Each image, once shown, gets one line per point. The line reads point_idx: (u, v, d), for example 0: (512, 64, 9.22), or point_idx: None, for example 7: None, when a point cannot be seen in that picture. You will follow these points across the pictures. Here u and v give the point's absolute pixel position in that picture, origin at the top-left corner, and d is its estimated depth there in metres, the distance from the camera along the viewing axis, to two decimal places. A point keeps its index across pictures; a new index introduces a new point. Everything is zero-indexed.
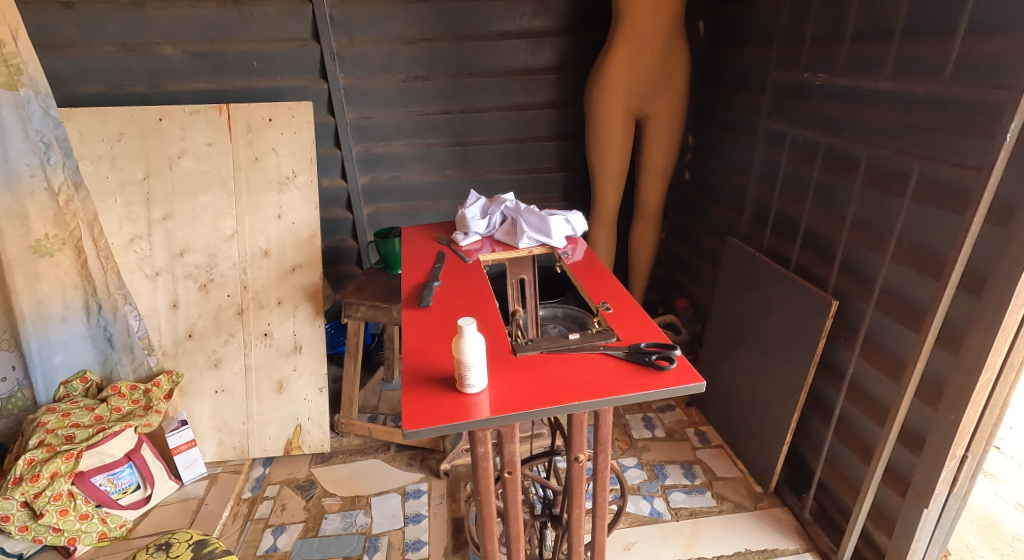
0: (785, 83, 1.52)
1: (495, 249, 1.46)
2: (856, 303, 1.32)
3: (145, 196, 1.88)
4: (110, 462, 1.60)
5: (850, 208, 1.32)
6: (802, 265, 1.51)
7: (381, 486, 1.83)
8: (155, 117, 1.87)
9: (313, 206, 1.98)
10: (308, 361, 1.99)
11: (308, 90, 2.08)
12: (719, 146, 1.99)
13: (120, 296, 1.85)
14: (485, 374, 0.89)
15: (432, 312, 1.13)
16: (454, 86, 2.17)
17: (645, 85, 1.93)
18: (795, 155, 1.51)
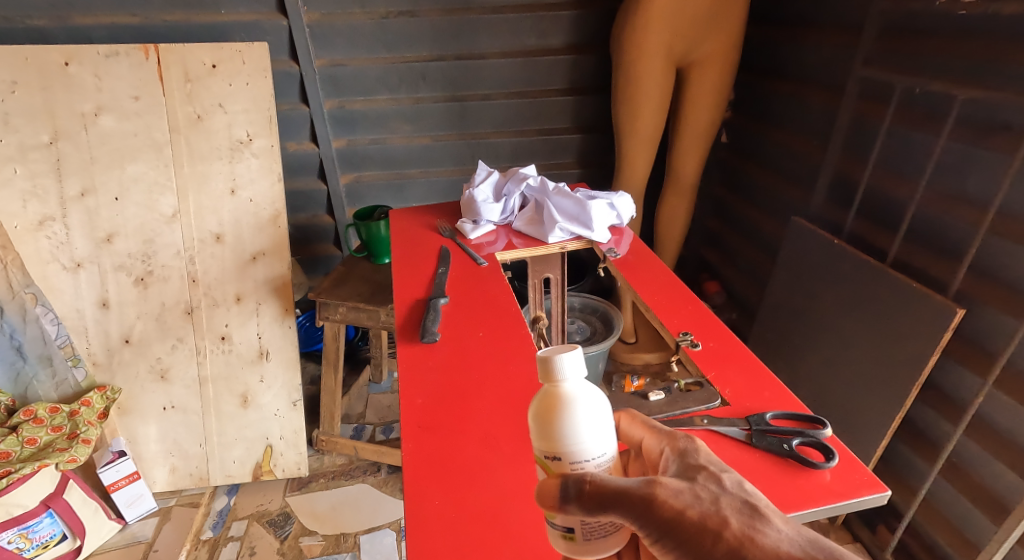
0: (897, 18, 1.15)
1: (514, 243, 1.10)
2: (994, 315, 1.00)
3: (53, 164, 1.46)
4: (22, 515, 1.27)
5: (999, 188, 0.96)
6: (904, 260, 1.18)
7: (370, 522, 1.52)
8: (58, 61, 1.43)
9: (276, 179, 1.58)
10: (278, 371, 1.64)
11: (263, 27, 1.64)
12: (776, 101, 1.62)
13: (28, 296, 1.47)
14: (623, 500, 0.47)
15: (441, 352, 0.78)
16: (447, 25, 1.74)
17: (693, 25, 1.53)
18: (902, 117, 1.15)
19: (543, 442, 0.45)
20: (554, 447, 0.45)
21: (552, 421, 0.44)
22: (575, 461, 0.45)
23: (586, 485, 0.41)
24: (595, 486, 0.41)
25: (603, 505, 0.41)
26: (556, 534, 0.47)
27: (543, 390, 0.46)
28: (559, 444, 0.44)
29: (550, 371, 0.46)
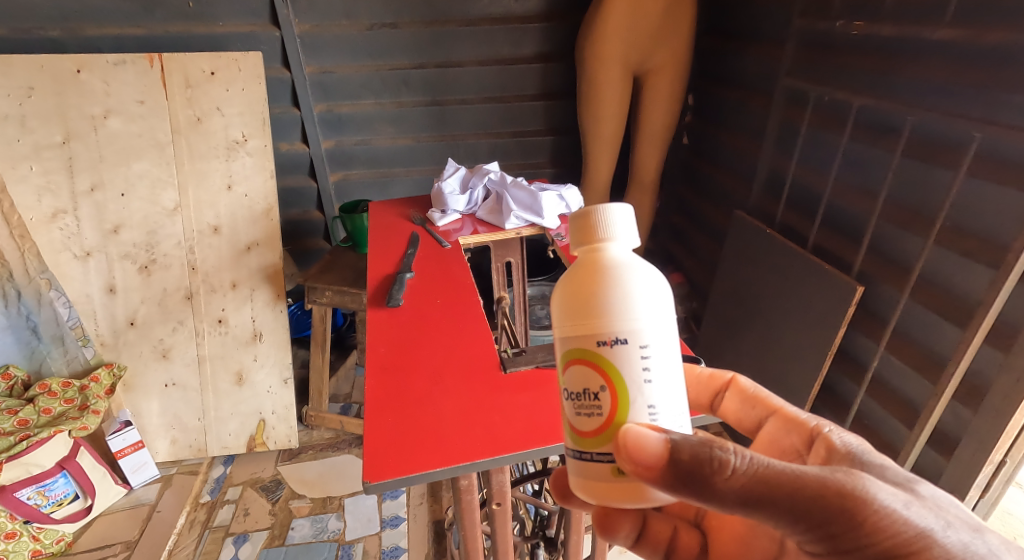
0: (810, 34, 1.31)
1: (477, 229, 1.26)
2: (884, 289, 1.16)
3: (65, 162, 1.61)
4: (40, 474, 1.42)
5: (885, 181, 1.12)
6: (820, 246, 1.34)
7: (354, 486, 1.68)
8: (70, 68, 1.58)
9: (269, 176, 1.74)
10: (270, 351, 1.80)
11: (256, 37, 1.80)
12: (723, 105, 1.78)
13: (43, 281, 1.62)
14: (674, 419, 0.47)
15: (403, 314, 0.94)
16: (426, 36, 1.90)
17: (646, 37, 1.70)
18: (816, 120, 1.32)
19: (590, 316, 0.45)
20: (603, 318, 0.45)
21: (599, 286, 0.45)
22: (626, 336, 0.44)
23: (734, 483, 0.40)
24: (741, 486, 0.40)
25: (755, 511, 0.41)
26: (604, 467, 0.46)
27: (586, 260, 0.48)
28: (607, 315, 0.44)
29: (594, 237, 0.49)
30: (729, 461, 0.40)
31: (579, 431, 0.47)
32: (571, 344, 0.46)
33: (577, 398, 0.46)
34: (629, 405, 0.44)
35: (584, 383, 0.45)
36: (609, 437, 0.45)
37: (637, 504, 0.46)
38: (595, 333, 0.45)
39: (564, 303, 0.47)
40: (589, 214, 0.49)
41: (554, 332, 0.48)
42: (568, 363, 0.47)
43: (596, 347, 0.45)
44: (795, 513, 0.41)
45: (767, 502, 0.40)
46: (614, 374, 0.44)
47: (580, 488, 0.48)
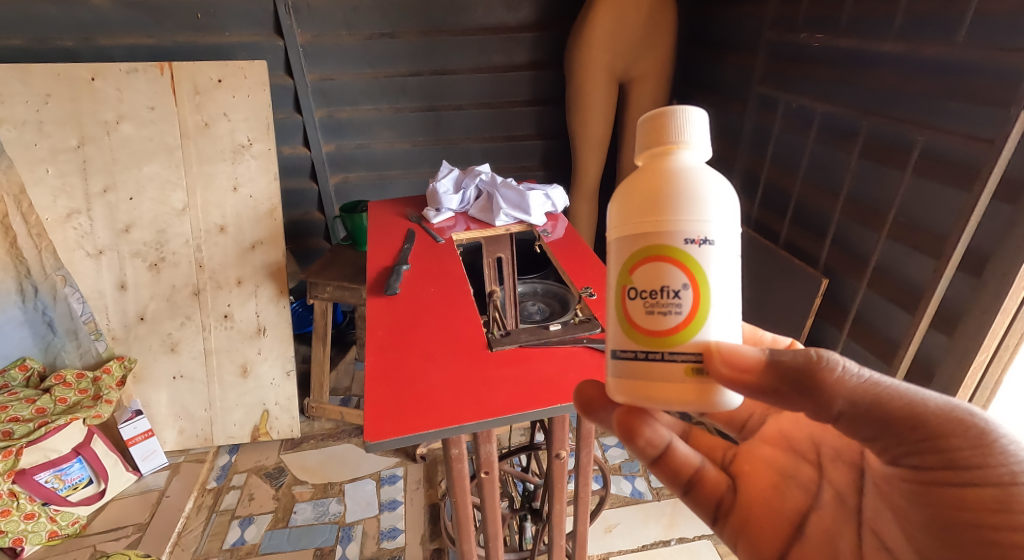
0: (779, 45, 1.41)
1: (469, 227, 1.35)
2: (846, 281, 1.26)
3: (80, 165, 1.69)
4: (57, 458, 1.50)
5: (845, 181, 1.22)
6: (791, 242, 1.43)
7: (354, 472, 1.76)
8: (85, 76, 1.65)
9: (272, 178, 1.83)
10: (273, 344, 1.89)
11: (261, 47, 1.89)
12: (704, 111, 1.87)
13: (58, 277, 1.70)
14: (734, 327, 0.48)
15: (400, 301, 1.03)
16: (422, 45, 2.00)
17: (630, 46, 1.79)
18: (786, 124, 1.41)
19: (678, 211, 0.45)
20: (693, 215, 0.45)
21: (685, 184, 0.46)
22: (712, 237, 0.45)
23: (836, 391, 0.45)
24: (843, 394, 0.45)
25: (853, 419, 0.46)
26: (678, 367, 0.46)
27: (664, 159, 0.48)
28: (697, 213, 0.45)
29: (672, 138, 0.49)
30: (834, 370, 0.45)
31: (648, 329, 0.46)
32: (653, 239, 0.46)
33: (651, 295, 0.46)
34: (707, 306, 0.46)
35: (663, 279, 0.45)
36: (686, 336, 0.46)
37: (704, 409, 0.47)
38: (683, 230, 0.45)
39: (648, 197, 0.46)
40: (668, 114, 0.49)
41: (628, 227, 0.47)
42: (643, 258, 0.46)
43: (683, 243, 0.45)
44: (890, 421, 0.46)
45: (868, 409, 0.45)
46: (697, 272, 0.45)
47: (640, 390, 0.47)
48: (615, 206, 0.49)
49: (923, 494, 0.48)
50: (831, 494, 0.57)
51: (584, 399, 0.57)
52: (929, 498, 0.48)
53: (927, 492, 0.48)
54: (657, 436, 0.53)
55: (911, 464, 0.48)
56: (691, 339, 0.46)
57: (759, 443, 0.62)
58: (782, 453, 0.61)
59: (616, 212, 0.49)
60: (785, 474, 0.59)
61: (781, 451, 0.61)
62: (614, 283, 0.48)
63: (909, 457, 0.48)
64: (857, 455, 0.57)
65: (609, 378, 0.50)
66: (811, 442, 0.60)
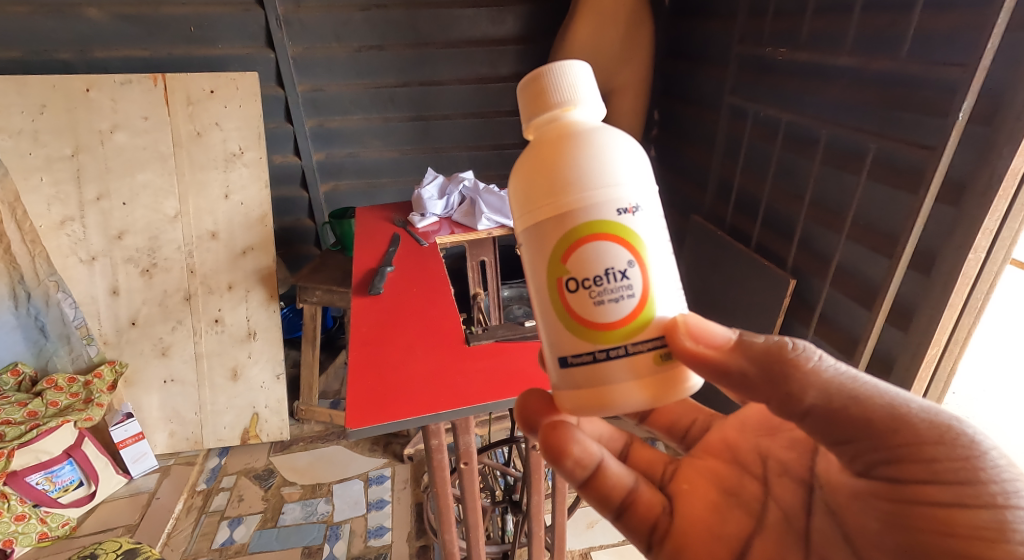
0: (749, 58, 1.49)
1: (453, 230, 1.40)
2: (813, 281, 1.32)
3: (74, 173, 1.73)
4: (47, 460, 1.53)
5: (809, 186, 1.29)
6: (762, 244, 1.50)
7: (343, 473, 1.80)
8: (81, 88, 1.71)
9: (263, 186, 1.88)
10: (263, 348, 1.93)
11: (253, 59, 1.95)
12: (681, 121, 1.94)
13: (51, 283, 1.73)
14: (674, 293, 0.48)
15: (383, 301, 1.08)
16: (411, 56, 2.06)
17: (611, 58, 1.86)
18: (756, 132, 1.48)
19: (598, 182, 0.44)
20: (612, 183, 0.44)
21: (593, 150, 0.44)
22: (637, 201, 0.44)
23: (808, 381, 0.45)
24: (815, 384, 0.45)
25: (824, 416, 0.45)
26: (648, 356, 0.45)
27: (560, 127, 0.47)
28: (615, 181, 0.44)
29: (560, 102, 0.47)
30: (804, 358, 0.45)
31: (600, 323, 0.44)
32: (581, 220, 0.43)
33: (596, 283, 0.44)
34: (652, 278, 0.45)
35: (604, 259, 0.44)
36: (644, 319, 0.45)
37: (673, 396, 0.46)
38: (611, 202, 0.44)
39: (558, 176, 0.44)
40: (546, 76, 0.47)
41: (544, 213, 0.44)
42: (575, 243, 0.44)
43: (614, 216, 0.44)
44: (867, 423, 0.45)
45: (841, 405, 0.45)
46: (635, 242, 0.44)
47: (600, 395, 0.45)
48: (522, 192, 0.46)
49: (898, 512, 0.46)
50: (778, 514, 0.54)
51: (529, 417, 0.56)
52: (907, 518, 0.45)
53: (901, 510, 0.45)
54: (586, 452, 0.52)
55: (885, 476, 0.46)
56: (649, 322, 0.45)
57: (702, 456, 0.60)
58: (726, 465, 0.58)
59: (525, 199, 0.46)
60: (728, 490, 0.56)
61: (724, 464, 0.58)
62: (545, 278, 0.46)
63: (884, 467, 0.46)
64: (806, 472, 0.55)
65: (561, 391, 0.47)
66: (757, 455, 0.58)
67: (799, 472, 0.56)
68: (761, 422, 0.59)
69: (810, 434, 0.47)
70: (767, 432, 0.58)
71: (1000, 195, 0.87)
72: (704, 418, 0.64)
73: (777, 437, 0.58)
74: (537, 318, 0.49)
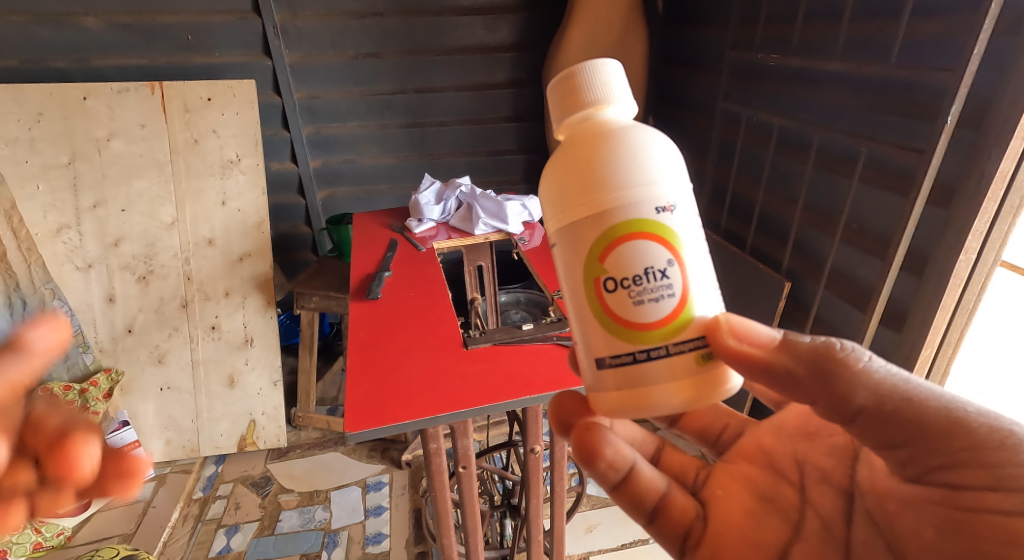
0: (741, 64, 1.51)
1: (451, 236, 1.41)
2: (808, 284, 1.34)
3: (71, 181, 1.73)
4: None
5: (802, 189, 1.31)
6: (757, 247, 1.51)
7: (340, 480, 1.79)
8: (78, 95, 1.71)
9: (260, 192, 1.88)
10: (260, 354, 1.92)
11: (251, 66, 1.96)
12: (675, 127, 1.96)
13: (47, 291, 1.71)
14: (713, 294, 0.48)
15: (381, 305, 1.09)
16: (407, 64, 2.07)
17: (606, 64, 1.88)
18: (749, 137, 1.50)
19: (636, 180, 0.44)
20: (651, 182, 0.44)
21: (631, 148, 0.45)
22: (675, 201, 0.45)
23: (860, 381, 0.46)
24: (865, 385, 0.46)
25: (875, 417, 0.46)
26: (689, 357, 0.45)
27: (594, 125, 0.47)
28: (654, 179, 0.44)
29: (593, 99, 0.48)
30: (854, 359, 0.46)
31: (639, 324, 0.44)
32: (619, 218, 0.44)
33: (635, 282, 0.44)
34: (690, 277, 0.45)
35: (643, 258, 0.44)
36: (684, 319, 0.45)
37: (714, 398, 0.46)
38: (649, 200, 0.44)
39: (595, 175, 0.44)
40: (579, 73, 0.48)
41: (581, 211, 0.45)
42: (613, 242, 0.44)
43: (653, 214, 0.44)
44: (922, 425, 0.46)
45: (895, 406, 0.46)
46: (673, 240, 0.44)
47: (641, 396, 0.45)
48: (557, 191, 0.46)
49: (959, 520, 0.46)
50: (816, 523, 0.55)
51: (563, 420, 0.56)
52: (963, 524, 0.46)
53: (960, 517, 0.46)
54: (619, 455, 0.54)
55: (942, 480, 0.47)
56: (690, 322, 0.45)
57: (736, 462, 0.61)
58: (760, 470, 0.60)
59: (560, 198, 0.46)
60: (764, 496, 0.58)
61: (759, 470, 0.60)
62: (582, 277, 0.46)
63: (940, 471, 0.47)
64: (846, 480, 0.56)
65: (599, 392, 0.47)
66: (794, 461, 0.59)
67: (841, 479, 0.56)
68: (798, 427, 0.60)
69: (860, 436, 0.48)
70: (806, 438, 0.60)
71: (988, 198, 0.89)
72: (737, 423, 0.66)
73: (815, 443, 0.59)
74: (571, 318, 0.49)
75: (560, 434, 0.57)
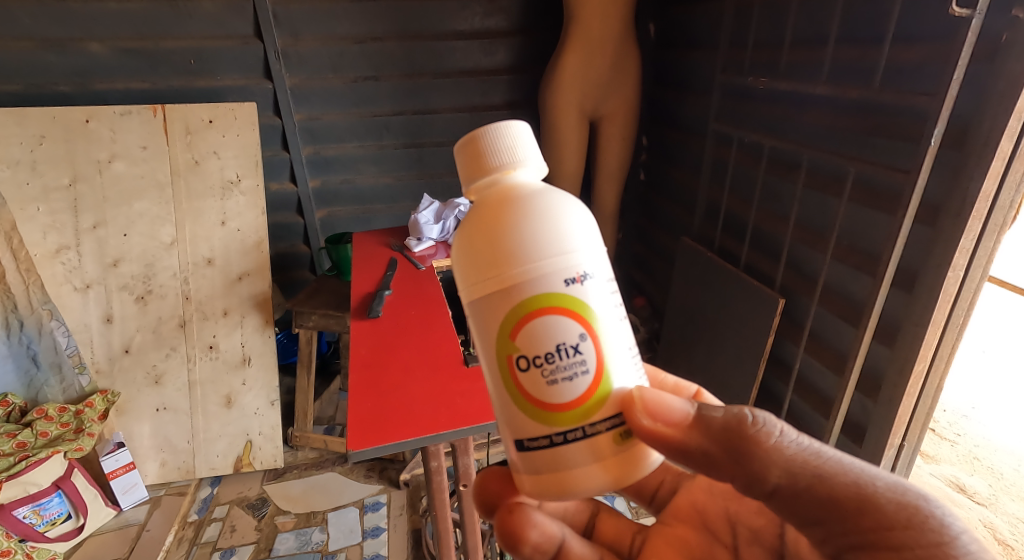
0: (731, 86, 1.55)
1: (449, 255, 1.43)
2: (801, 300, 1.36)
3: (71, 203, 1.74)
4: (36, 492, 1.50)
5: (793, 208, 1.34)
6: (751, 264, 1.53)
7: (337, 501, 1.78)
8: (81, 118, 1.73)
9: (260, 212, 1.90)
10: (258, 374, 1.92)
11: (251, 89, 1.99)
12: (668, 147, 2.00)
13: (44, 312, 1.72)
14: (630, 362, 0.49)
15: (382, 323, 1.10)
16: (406, 86, 2.11)
17: (600, 87, 1.92)
18: (741, 156, 1.54)
19: (544, 253, 0.44)
20: (562, 253, 0.45)
21: (538, 221, 0.45)
22: (586, 270, 0.45)
23: (771, 459, 0.48)
24: (778, 462, 0.48)
25: (787, 493, 0.48)
26: (607, 437, 0.46)
27: (504, 192, 0.47)
28: (564, 249, 0.45)
29: (500, 166, 0.48)
30: (765, 434, 0.48)
31: (555, 404, 0.45)
32: (527, 293, 0.44)
33: (548, 360, 0.44)
34: (605, 349, 0.46)
35: (555, 334, 0.44)
36: (600, 395, 0.45)
37: (634, 475, 0.47)
38: (559, 272, 0.44)
39: (502, 249, 0.44)
40: (488, 138, 0.49)
41: (490, 286, 0.45)
42: (523, 319, 0.44)
43: (563, 288, 0.44)
44: (833, 502, 0.47)
45: (806, 484, 0.48)
46: (585, 312, 0.45)
47: (559, 479, 0.45)
48: (467, 264, 0.46)
49: None
50: None
51: (486, 499, 0.58)
52: None
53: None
54: (544, 536, 0.58)
55: None
56: (607, 397, 0.46)
57: (672, 524, 0.64)
58: (694, 532, 0.63)
59: (471, 271, 0.46)
60: (695, 558, 0.60)
61: (693, 532, 0.63)
62: (496, 353, 0.46)
63: (853, 552, 0.48)
64: (777, 540, 0.58)
65: (521, 472, 0.48)
66: (726, 521, 0.62)
67: (770, 539, 0.58)
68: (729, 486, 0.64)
69: (779, 511, 0.50)
70: (733, 498, 0.62)
71: (974, 215, 0.92)
72: (670, 479, 0.69)
73: (745, 503, 0.62)
74: (491, 394, 0.49)
75: (485, 515, 0.59)
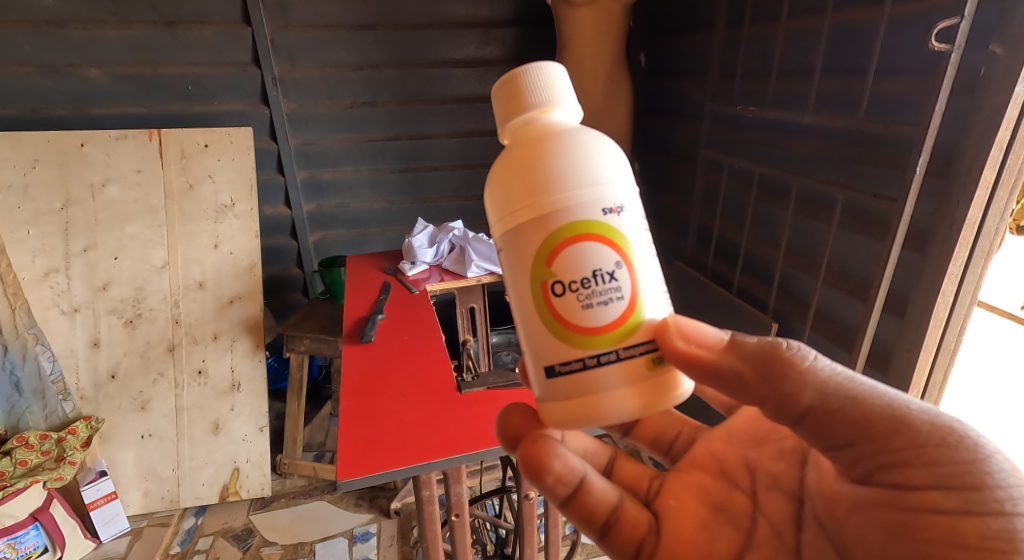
0: (720, 114, 1.58)
1: (443, 277, 1.43)
2: (794, 324, 1.36)
3: (62, 226, 1.73)
4: (13, 525, 1.46)
5: (784, 233, 1.36)
6: (743, 288, 1.54)
7: (325, 531, 1.73)
8: (75, 142, 1.73)
9: (253, 236, 1.89)
10: (247, 400, 1.89)
11: (248, 115, 2.00)
12: (660, 172, 2.02)
13: (30, 336, 1.69)
14: (661, 298, 0.48)
15: (375, 348, 1.09)
16: (401, 113, 2.14)
17: (592, 114, 1.95)
18: (732, 183, 1.56)
19: (582, 182, 0.45)
20: (598, 184, 0.45)
21: (575, 152, 0.45)
22: (622, 202, 0.46)
23: (805, 380, 0.47)
24: (812, 384, 0.47)
25: (820, 415, 0.47)
26: (639, 361, 0.45)
27: (539, 128, 0.48)
28: (600, 180, 0.45)
29: (536, 102, 0.48)
30: (799, 357, 0.47)
31: (587, 327, 0.44)
32: (564, 220, 0.44)
33: (583, 286, 0.44)
34: (639, 279, 0.46)
35: (591, 261, 0.44)
36: (633, 322, 0.45)
37: (666, 403, 0.46)
38: (596, 202, 0.45)
39: (540, 177, 0.45)
40: (526, 77, 0.48)
41: (526, 215, 0.45)
42: (560, 245, 0.44)
43: (600, 216, 0.44)
44: (867, 424, 0.47)
45: (840, 405, 0.47)
46: (620, 242, 0.45)
47: (592, 403, 0.45)
48: (503, 196, 0.46)
49: (904, 522, 0.47)
50: (767, 530, 0.56)
51: (509, 434, 0.56)
52: (910, 527, 0.46)
53: (907, 519, 0.47)
54: (567, 469, 0.52)
55: (886, 481, 0.48)
56: (639, 325, 0.46)
57: (689, 471, 0.61)
58: (712, 479, 0.60)
59: (506, 201, 0.46)
60: (715, 506, 0.58)
61: (711, 478, 0.60)
62: (530, 281, 0.46)
63: (885, 472, 0.48)
64: (795, 484, 0.57)
65: (549, 400, 0.47)
66: (744, 467, 0.60)
67: (789, 483, 0.58)
68: (748, 433, 0.62)
69: (808, 436, 0.49)
70: (755, 444, 0.61)
71: (960, 242, 0.93)
72: (690, 430, 0.67)
73: (764, 449, 0.60)
74: (520, 327, 0.49)
75: (507, 446, 0.56)
